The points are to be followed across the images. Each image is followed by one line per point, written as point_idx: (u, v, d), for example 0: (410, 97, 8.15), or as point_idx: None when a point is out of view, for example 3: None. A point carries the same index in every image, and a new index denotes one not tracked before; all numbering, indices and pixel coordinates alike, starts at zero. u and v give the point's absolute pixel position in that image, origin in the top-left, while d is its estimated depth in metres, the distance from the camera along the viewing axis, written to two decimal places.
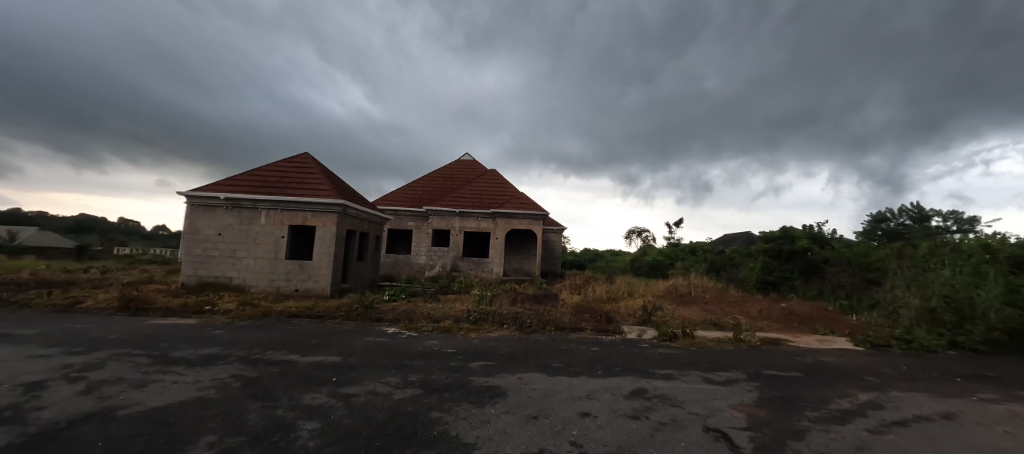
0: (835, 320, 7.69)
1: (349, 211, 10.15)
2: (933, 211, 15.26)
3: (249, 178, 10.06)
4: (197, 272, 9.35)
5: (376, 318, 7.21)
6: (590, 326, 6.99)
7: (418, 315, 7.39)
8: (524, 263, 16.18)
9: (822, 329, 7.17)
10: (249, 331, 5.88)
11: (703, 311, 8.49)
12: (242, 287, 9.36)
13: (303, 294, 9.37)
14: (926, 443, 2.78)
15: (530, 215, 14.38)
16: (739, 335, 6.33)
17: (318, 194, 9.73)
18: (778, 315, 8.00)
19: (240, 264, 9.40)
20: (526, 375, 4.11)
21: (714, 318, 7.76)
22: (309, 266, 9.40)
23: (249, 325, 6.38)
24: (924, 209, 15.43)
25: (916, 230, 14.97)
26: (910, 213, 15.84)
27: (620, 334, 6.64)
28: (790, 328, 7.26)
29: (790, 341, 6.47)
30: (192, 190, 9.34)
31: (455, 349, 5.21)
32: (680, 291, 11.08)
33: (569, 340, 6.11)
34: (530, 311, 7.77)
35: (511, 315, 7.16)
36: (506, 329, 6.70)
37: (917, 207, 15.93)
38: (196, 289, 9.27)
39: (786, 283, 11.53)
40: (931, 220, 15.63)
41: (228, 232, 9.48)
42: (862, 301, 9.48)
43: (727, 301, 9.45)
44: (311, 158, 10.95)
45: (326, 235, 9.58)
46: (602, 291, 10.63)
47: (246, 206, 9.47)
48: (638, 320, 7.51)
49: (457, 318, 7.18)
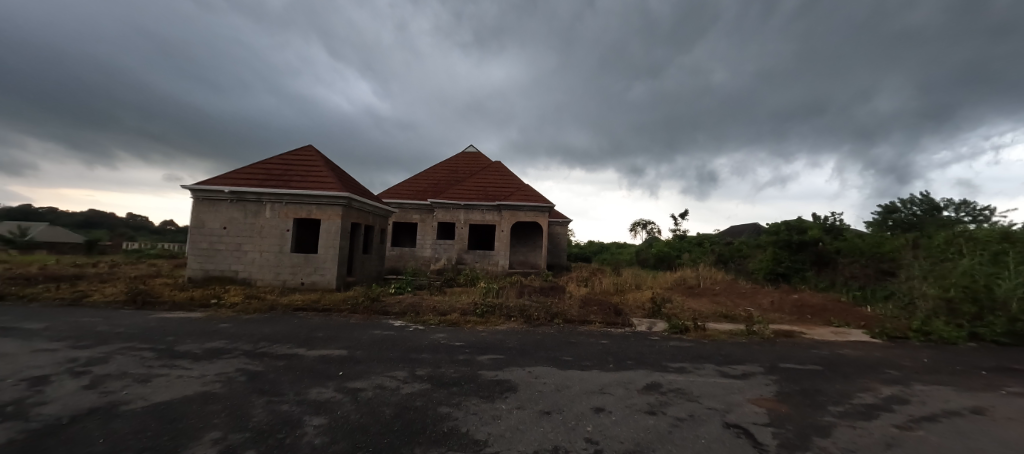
0: (850, 312, 7.50)
1: (354, 204, 10.09)
2: (944, 203, 14.97)
3: (253, 171, 10.00)
4: (203, 265, 9.34)
5: (382, 311, 7.16)
6: (598, 318, 6.90)
7: (425, 308, 7.32)
8: (530, 255, 16.10)
9: (836, 320, 6.98)
10: (255, 325, 5.84)
11: (713, 303, 8.33)
12: (248, 280, 9.31)
13: (310, 287, 9.33)
14: (961, 441, 2.64)
15: (535, 207, 14.24)
16: (752, 328, 6.22)
17: (322, 187, 9.65)
18: (790, 307, 7.81)
19: (246, 257, 9.37)
20: (536, 368, 4.00)
21: (724, 309, 7.62)
22: (314, 260, 9.36)
23: (254, 319, 6.34)
24: (935, 201, 15.15)
25: (928, 221, 14.67)
26: (920, 204, 15.57)
27: (630, 327, 6.52)
28: (803, 320, 7.09)
29: (804, 333, 6.33)
30: (197, 183, 9.33)
31: (463, 342, 5.13)
32: (688, 283, 10.96)
33: (577, 333, 6.02)
34: (538, 304, 7.70)
35: (520, 308, 7.07)
36: (514, 322, 6.61)
37: (929, 199, 15.58)
38: (202, 283, 9.24)
39: (796, 274, 11.29)
40: (942, 211, 15.31)
41: (233, 225, 9.45)
42: (875, 292, 9.27)
43: (737, 292, 9.31)
44: (314, 150, 10.86)
45: (330, 228, 9.52)
46: (609, 284, 10.49)
47: (250, 199, 9.46)
48: (647, 312, 7.37)
49: (464, 311, 7.09)
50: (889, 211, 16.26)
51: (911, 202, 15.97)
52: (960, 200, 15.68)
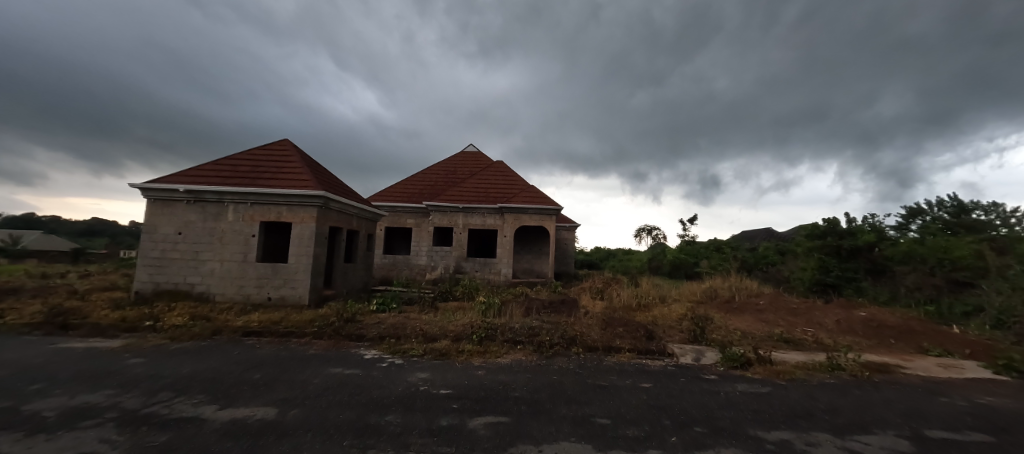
0: (941, 335, 5.98)
1: (333, 205, 8.71)
2: (974, 204, 13.71)
3: (217, 167, 8.65)
4: (154, 278, 7.94)
5: (356, 336, 5.70)
6: (627, 345, 5.43)
7: (410, 331, 5.86)
8: (535, 263, 14.64)
9: (932, 347, 5.47)
10: (178, 361, 4.39)
11: (762, 322, 6.84)
12: (205, 295, 7.90)
13: (278, 303, 7.91)
14: None
15: (542, 210, 12.77)
16: (834, 361, 4.72)
17: (293, 185, 8.28)
18: (862, 328, 6.29)
19: (204, 268, 7.98)
20: (560, 448, 2.52)
21: (781, 332, 6.12)
22: (284, 270, 7.95)
23: (185, 349, 4.90)
24: (962, 202, 13.92)
25: (964, 224, 13.33)
26: (945, 207, 14.34)
27: (670, 358, 5.04)
28: (888, 346, 5.57)
29: (903, 366, 4.82)
30: (147, 182, 7.98)
31: (451, 390, 3.65)
32: (720, 295, 9.46)
33: (605, 369, 4.55)
34: (549, 324, 6.22)
35: (527, 333, 5.62)
36: (520, 352, 5.14)
37: (956, 200, 14.32)
38: (151, 299, 7.82)
39: (849, 285, 9.70)
40: (973, 213, 14.01)
41: (190, 231, 8.06)
42: (952, 307, 7.71)
43: (788, 308, 7.78)
44: (290, 144, 9.53)
45: (303, 232, 8.11)
46: (630, 297, 8.96)
47: (210, 200, 8.08)
48: (687, 336, 5.88)
49: (457, 336, 5.62)
50: (913, 215, 15.02)
51: (940, 204, 14.62)
52: (993, 202, 14.37)
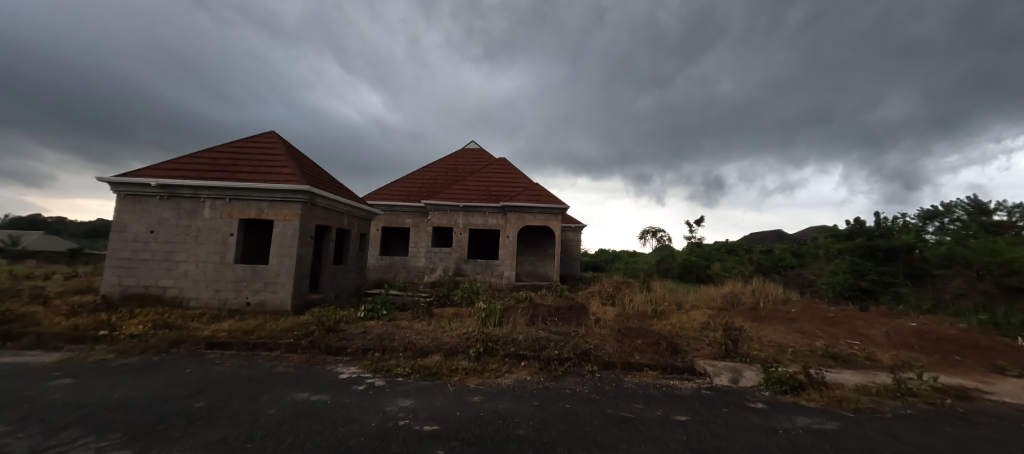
0: (1012, 349, 5.15)
1: (320, 202, 7.97)
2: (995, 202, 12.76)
3: (194, 160, 7.95)
4: (122, 280, 7.24)
5: (335, 349, 4.95)
6: (649, 362, 4.64)
7: (397, 343, 5.10)
8: (539, 265, 13.88)
9: (1009, 366, 4.64)
10: (114, 382, 3.65)
11: (797, 333, 6.04)
12: (179, 299, 7.20)
13: (258, 308, 7.19)
14: None
15: (547, 209, 12.00)
16: (904, 383, 3.92)
17: (276, 179, 7.55)
18: (917, 341, 5.47)
19: (177, 270, 7.27)
20: None
21: (825, 345, 5.31)
22: (264, 273, 7.23)
23: (131, 366, 4.16)
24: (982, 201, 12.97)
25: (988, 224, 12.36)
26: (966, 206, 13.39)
27: (703, 379, 4.25)
28: (955, 364, 4.75)
29: (985, 391, 4.01)
30: (116, 176, 7.29)
31: (439, 425, 2.89)
32: (743, 302, 8.64)
33: (628, 393, 3.76)
34: (558, 335, 5.45)
35: (532, 346, 4.85)
36: (525, 370, 4.37)
37: (974, 200, 13.39)
38: (118, 303, 7.12)
39: (885, 290, 8.85)
40: (994, 213, 13.03)
41: (163, 228, 7.36)
42: (1009, 315, 6.85)
43: (823, 317, 6.96)
44: (276, 136, 8.82)
45: (286, 231, 7.38)
46: (644, 303, 8.15)
47: (185, 195, 7.38)
48: (717, 350, 5.10)
49: (451, 349, 4.86)
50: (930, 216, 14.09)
51: (957, 204, 13.69)
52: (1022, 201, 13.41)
